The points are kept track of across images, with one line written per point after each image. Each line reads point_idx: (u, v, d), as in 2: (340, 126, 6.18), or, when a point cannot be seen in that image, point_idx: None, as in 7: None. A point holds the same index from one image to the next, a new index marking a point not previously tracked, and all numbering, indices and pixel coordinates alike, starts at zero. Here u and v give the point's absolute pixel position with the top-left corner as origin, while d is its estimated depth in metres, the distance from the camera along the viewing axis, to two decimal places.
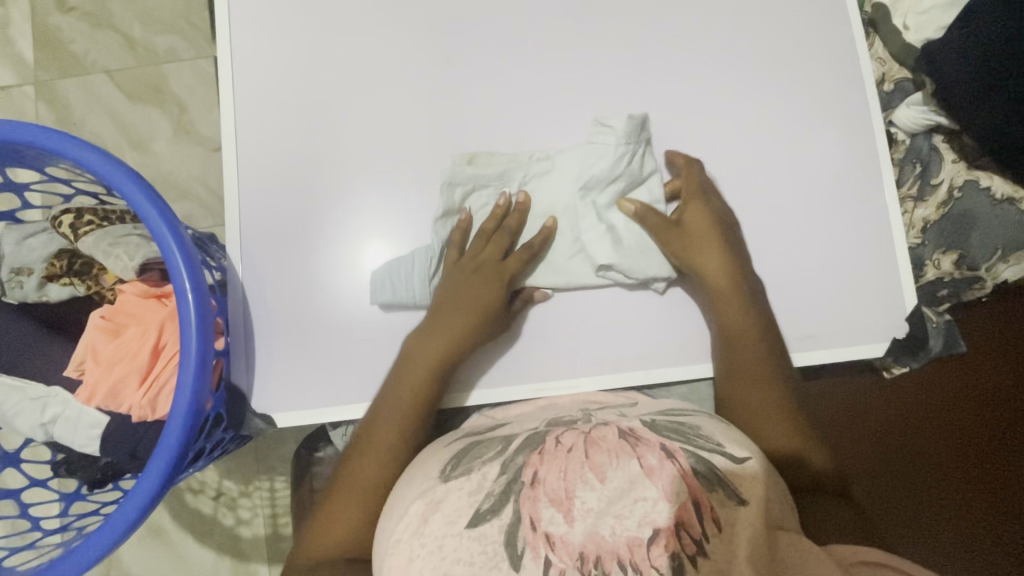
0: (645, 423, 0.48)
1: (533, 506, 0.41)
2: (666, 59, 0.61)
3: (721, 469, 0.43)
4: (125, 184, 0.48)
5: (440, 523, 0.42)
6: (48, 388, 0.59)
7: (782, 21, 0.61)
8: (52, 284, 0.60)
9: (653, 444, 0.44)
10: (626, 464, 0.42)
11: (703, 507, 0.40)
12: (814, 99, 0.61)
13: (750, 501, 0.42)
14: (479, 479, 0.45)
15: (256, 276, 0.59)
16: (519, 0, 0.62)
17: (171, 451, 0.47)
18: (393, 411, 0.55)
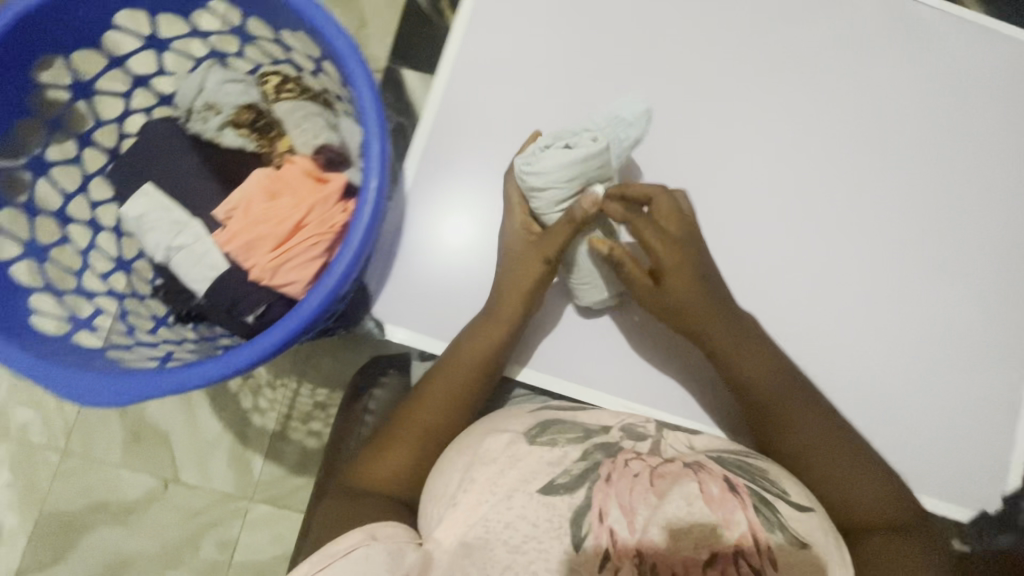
0: (711, 457, 0.51)
1: (604, 499, 0.46)
2: (861, 163, 0.63)
3: (784, 516, 0.46)
4: (359, 76, 0.50)
5: (514, 478, 0.47)
6: (189, 217, 0.63)
7: (978, 174, 0.63)
8: (230, 131, 0.64)
9: (716, 475, 0.48)
10: (689, 486, 0.47)
11: (761, 543, 0.44)
12: (979, 256, 0.62)
13: (818, 545, 0.46)
14: (561, 454, 0.49)
15: (415, 194, 0.62)
16: (745, 57, 0.64)
17: (303, 318, 0.48)
18: (469, 352, 0.57)
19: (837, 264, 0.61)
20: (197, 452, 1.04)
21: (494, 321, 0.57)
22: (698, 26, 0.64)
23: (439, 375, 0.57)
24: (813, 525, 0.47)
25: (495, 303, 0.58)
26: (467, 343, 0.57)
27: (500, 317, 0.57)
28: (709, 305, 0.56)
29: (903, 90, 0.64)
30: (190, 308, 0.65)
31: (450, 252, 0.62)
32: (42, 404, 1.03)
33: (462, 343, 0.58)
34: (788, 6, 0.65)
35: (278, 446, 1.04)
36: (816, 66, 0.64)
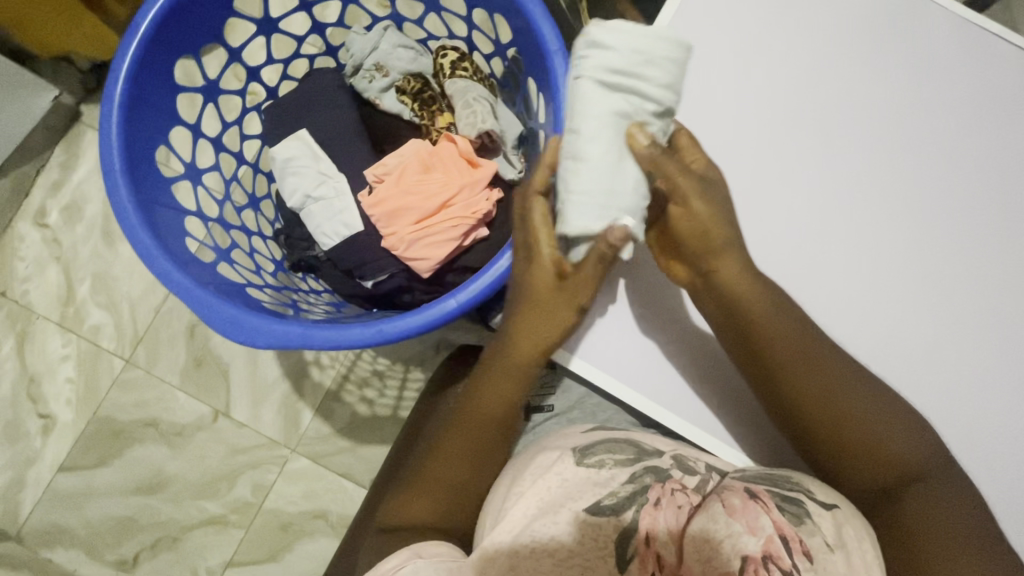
0: (734, 475, 0.47)
1: (650, 524, 0.45)
2: None
3: (811, 512, 0.42)
4: (562, 73, 0.50)
5: (559, 492, 0.46)
6: (335, 171, 0.63)
7: None
8: (393, 95, 0.64)
9: (737, 487, 0.44)
10: (712, 507, 0.43)
11: (791, 543, 0.41)
12: None
13: (849, 547, 0.41)
14: (608, 476, 0.47)
15: None
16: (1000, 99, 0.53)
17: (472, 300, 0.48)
18: (492, 394, 0.52)
19: None
20: (251, 392, 1.05)
21: (519, 362, 0.51)
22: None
23: (457, 425, 0.52)
24: (841, 519, 0.42)
25: (513, 344, 0.51)
26: (485, 397, 0.52)
27: (523, 357, 0.51)
28: (799, 368, 0.46)
29: None
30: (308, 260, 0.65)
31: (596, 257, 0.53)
32: (116, 311, 1.05)
33: (481, 386, 0.52)
34: None
35: (330, 405, 1.04)
36: None
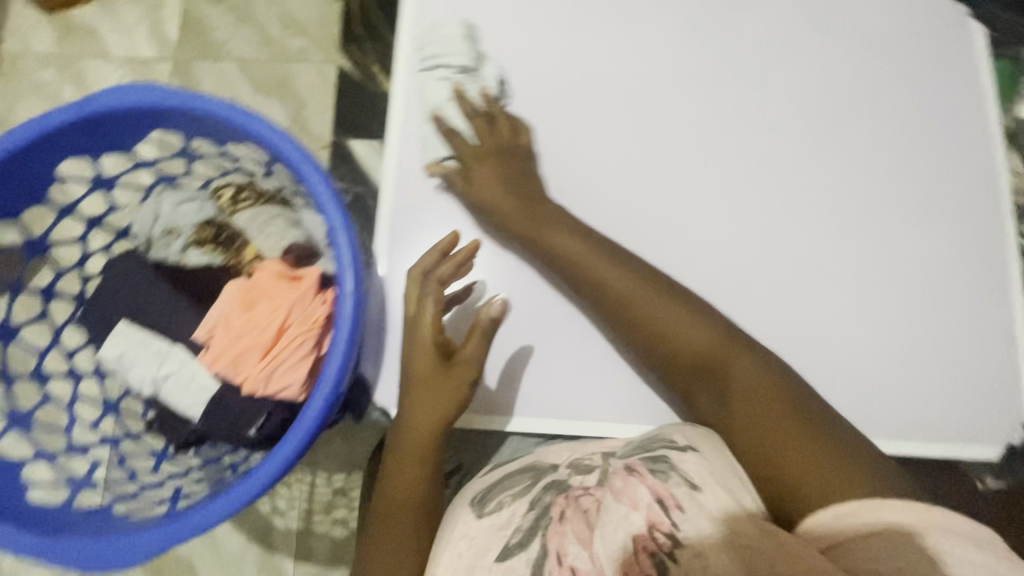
0: (622, 455, 0.51)
1: (560, 540, 0.45)
2: (822, 132, 0.62)
3: (676, 461, 0.46)
4: (314, 175, 0.51)
5: (469, 554, 0.47)
6: (169, 345, 0.62)
7: (930, 121, 0.63)
8: (194, 250, 0.64)
9: (619, 470, 0.48)
10: (605, 496, 0.46)
11: (666, 502, 0.43)
12: (946, 196, 0.61)
13: (706, 484, 0.44)
14: (508, 514, 0.49)
15: (394, 266, 0.58)
16: (688, 51, 0.62)
17: (313, 424, 0.48)
18: (398, 481, 0.52)
19: (814, 239, 0.60)
20: (225, 571, 1.00)
21: (417, 441, 0.52)
22: (638, 34, 0.63)
23: (379, 529, 0.51)
24: (700, 458, 0.46)
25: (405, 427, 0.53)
26: (394, 488, 0.52)
27: (420, 436, 0.52)
28: (625, 288, 0.53)
29: (840, 52, 0.63)
30: (186, 436, 0.62)
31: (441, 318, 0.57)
32: None
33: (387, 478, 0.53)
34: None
35: (307, 544, 1.00)
36: (756, 48, 0.63)
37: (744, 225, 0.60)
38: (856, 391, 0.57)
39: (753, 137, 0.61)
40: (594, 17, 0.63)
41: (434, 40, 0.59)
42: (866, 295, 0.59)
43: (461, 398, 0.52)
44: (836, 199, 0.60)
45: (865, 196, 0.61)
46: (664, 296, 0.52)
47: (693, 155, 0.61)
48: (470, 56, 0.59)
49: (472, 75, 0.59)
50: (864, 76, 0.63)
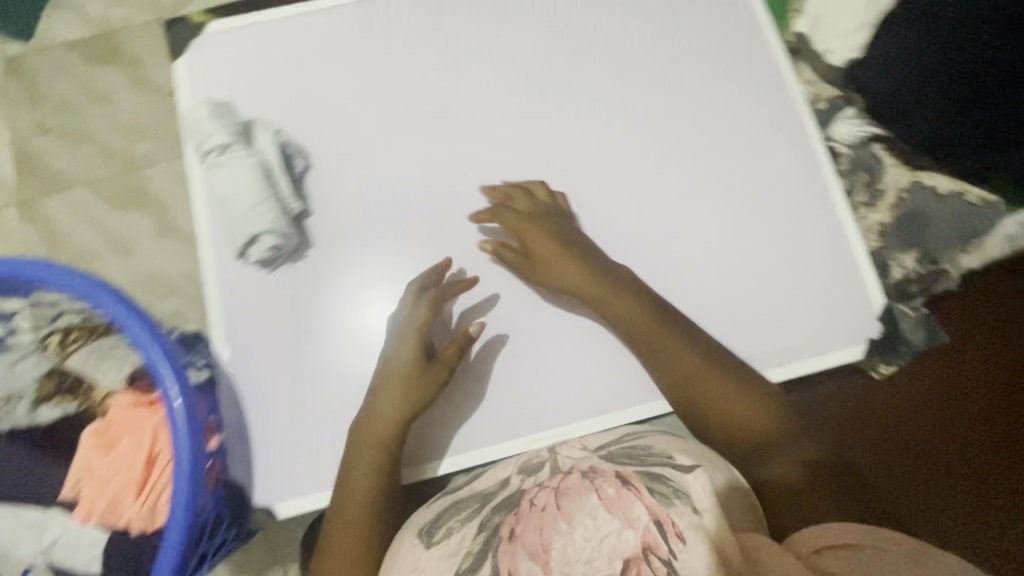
0: (602, 458, 0.50)
1: (512, 559, 0.41)
2: (616, 106, 0.65)
3: (676, 482, 0.42)
4: (109, 302, 0.50)
5: None
6: (45, 511, 0.58)
7: (714, 61, 0.66)
8: (44, 405, 0.61)
9: (609, 476, 0.44)
10: (586, 500, 0.41)
11: (667, 526, 0.38)
12: (747, 125, 0.64)
13: (704, 508, 0.40)
14: (458, 541, 0.45)
15: (240, 360, 0.56)
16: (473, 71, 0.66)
17: (175, 554, 0.46)
18: (356, 486, 0.50)
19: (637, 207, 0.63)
20: None
21: (376, 442, 0.52)
22: (425, 68, 0.65)
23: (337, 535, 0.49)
24: (703, 477, 0.43)
25: (359, 432, 0.52)
26: (351, 495, 0.50)
27: (383, 431, 0.52)
28: (602, 291, 0.56)
29: (611, 29, 0.67)
30: None
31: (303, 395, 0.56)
32: None
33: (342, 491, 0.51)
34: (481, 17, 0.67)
35: None
36: (536, 49, 0.67)
37: (571, 211, 0.62)
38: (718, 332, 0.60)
39: (554, 131, 0.65)
40: (377, 61, 0.65)
41: (195, 132, 0.57)
42: (694, 244, 0.62)
43: (433, 389, 0.53)
44: (647, 162, 0.64)
45: (674, 150, 0.64)
46: (649, 315, 0.54)
47: (506, 164, 0.64)
48: (228, 132, 0.55)
49: (240, 146, 0.55)
50: (636, 45, 0.67)
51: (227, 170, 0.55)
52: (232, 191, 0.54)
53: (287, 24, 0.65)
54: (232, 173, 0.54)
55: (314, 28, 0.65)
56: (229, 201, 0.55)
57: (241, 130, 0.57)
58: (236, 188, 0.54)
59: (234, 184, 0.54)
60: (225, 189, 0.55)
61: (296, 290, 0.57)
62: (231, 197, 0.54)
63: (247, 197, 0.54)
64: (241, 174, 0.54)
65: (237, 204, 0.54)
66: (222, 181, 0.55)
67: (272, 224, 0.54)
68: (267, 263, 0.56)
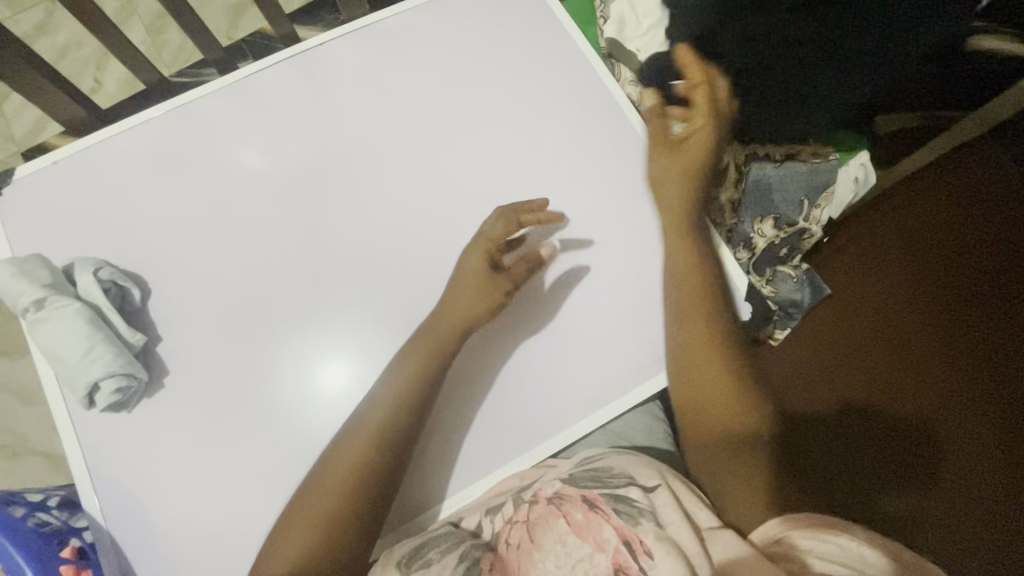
0: (565, 479, 0.53)
1: None
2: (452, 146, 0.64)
3: (640, 500, 0.48)
4: None
5: None
6: None
7: (537, 81, 0.66)
8: None
9: (575, 499, 0.50)
10: (557, 527, 0.48)
11: (634, 544, 0.45)
12: (584, 134, 0.64)
13: (670, 521, 0.46)
14: (440, 570, 0.48)
15: (120, 512, 0.53)
16: (298, 147, 0.63)
17: None
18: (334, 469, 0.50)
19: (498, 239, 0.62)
20: None
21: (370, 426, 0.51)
22: (246, 157, 0.63)
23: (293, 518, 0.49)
24: (665, 494, 0.48)
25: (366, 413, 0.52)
26: (329, 476, 0.50)
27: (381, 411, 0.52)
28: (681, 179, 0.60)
29: (429, 73, 0.66)
30: None
31: (194, 528, 0.53)
32: None
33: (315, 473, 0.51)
34: (295, 91, 0.65)
35: None
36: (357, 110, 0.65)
37: (431, 263, 0.60)
38: (606, 345, 0.59)
39: (397, 185, 0.63)
40: (196, 166, 0.62)
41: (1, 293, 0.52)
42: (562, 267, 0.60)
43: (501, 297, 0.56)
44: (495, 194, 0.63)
45: (519, 176, 0.63)
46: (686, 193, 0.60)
47: (355, 231, 0.61)
48: (40, 285, 0.52)
49: (60, 295, 0.52)
50: (459, 85, 0.66)
51: (51, 327, 0.51)
52: (63, 346, 0.51)
53: (93, 151, 0.62)
54: (55, 329, 0.51)
55: (124, 145, 0.62)
56: (62, 356, 0.51)
57: (59, 277, 0.53)
58: (64, 342, 0.51)
59: (61, 338, 0.51)
60: (54, 345, 0.51)
61: (163, 422, 0.55)
62: (62, 352, 0.51)
63: (79, 347, 0.51)
64: (67, 326, 0.51)
65: (70, 357, 0.51)
66: (48, 338, 0.51)
67: (109, 367, 0.51)
68: (120, 404, 0.54)
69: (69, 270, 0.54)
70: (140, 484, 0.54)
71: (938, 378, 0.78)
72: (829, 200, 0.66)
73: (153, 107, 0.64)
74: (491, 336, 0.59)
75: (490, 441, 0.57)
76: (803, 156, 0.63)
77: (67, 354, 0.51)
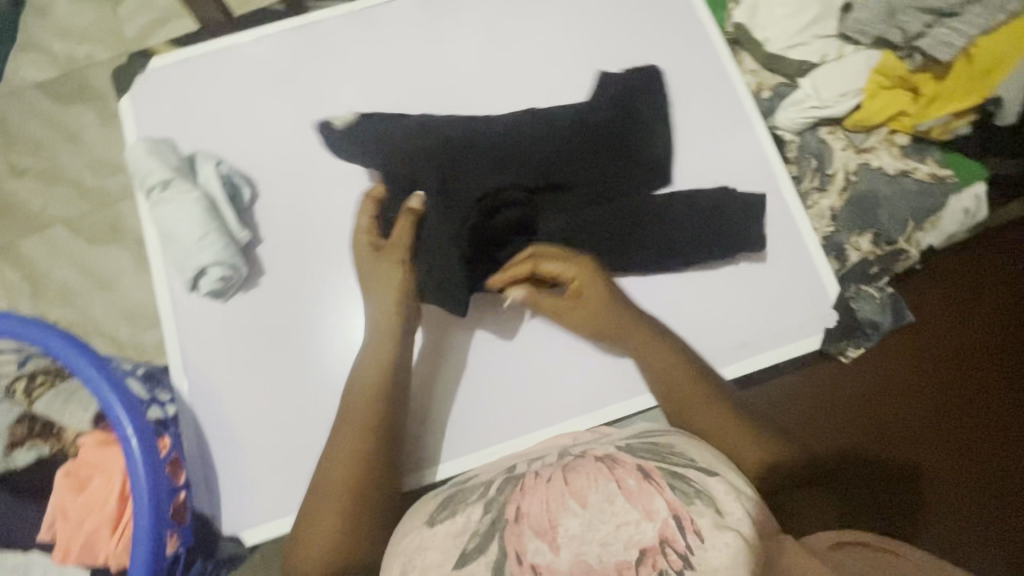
0: (619, 447, 0.49)
1: (518, 539, 0.42)
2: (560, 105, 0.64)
3: (697, 483, 0.44)
4: (61, 347, 0.51)
5: (431, 561, 0.44)
6: (28, 550, 0.60)
7: (656, 54, 0.65)
8: (18, 449, 0.62)
9: (630, 466, 0.45)
10: (605, 486, 0.43)
11: (683, 520, 0.41)
12: (696, 114, 0.63)
13: (726, 513, 0.42)
14: (466, 520, 0.46)
15: (203, 392, 0.57)
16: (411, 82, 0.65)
17: None
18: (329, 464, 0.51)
19: None
20: None
21: (352, 423, 0.52)
22: (359, 84, 0.64)
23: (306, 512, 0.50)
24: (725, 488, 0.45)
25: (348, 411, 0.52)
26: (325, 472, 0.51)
27: (354, 410, 0.52)
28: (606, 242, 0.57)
29: (549, 30, 0.66)
30: None
31: (268, 419, 0.56)
32: None
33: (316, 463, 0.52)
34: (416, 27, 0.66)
35: None
36: (471, 55, 0.65)
37: None
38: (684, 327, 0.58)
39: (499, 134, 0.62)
40: (312, 89, 0.64)
41: (133, 170, 0.56)
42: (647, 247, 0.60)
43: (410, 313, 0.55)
44: None
45: None
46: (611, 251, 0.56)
47: None
48: (170, 167, 0.55)
49: (183, 180, 0.55)
50: (576, 51, 0.66)
51: (171, 209, 0.54)
52: (177, 227, 0.54)
53: (222, 55, 0.64)
54: (174, 211, 0.54)
55: (249, 53, 0.65)
56: (175, 238, 0.55)
57: (185, 165, 0.57)
58: (180, 225, 0.54)
59: (177, 221, 0.54)
60: (170, 226, 0.55)
61: (251, 318, 0.58)
62: (176, 234, 0.55)
63: (192, 232, 0.54)
64: (184, 211, 0.54)
65: (183, 240, 0.54)
66: (167, 218, 0.55)
67: (218, 255, 0.54)
68: (219, 293, 0.57)
69: (193, 160, 0.57)
70: (219, 375, 0.57)
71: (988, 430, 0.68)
72: (936, 224, 0.63)
73: (281, 21, 0.66)
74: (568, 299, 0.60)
75: (555, 398, 0.59)
76: (916, 175, 0.62)
77: (180, 237, 0.55)
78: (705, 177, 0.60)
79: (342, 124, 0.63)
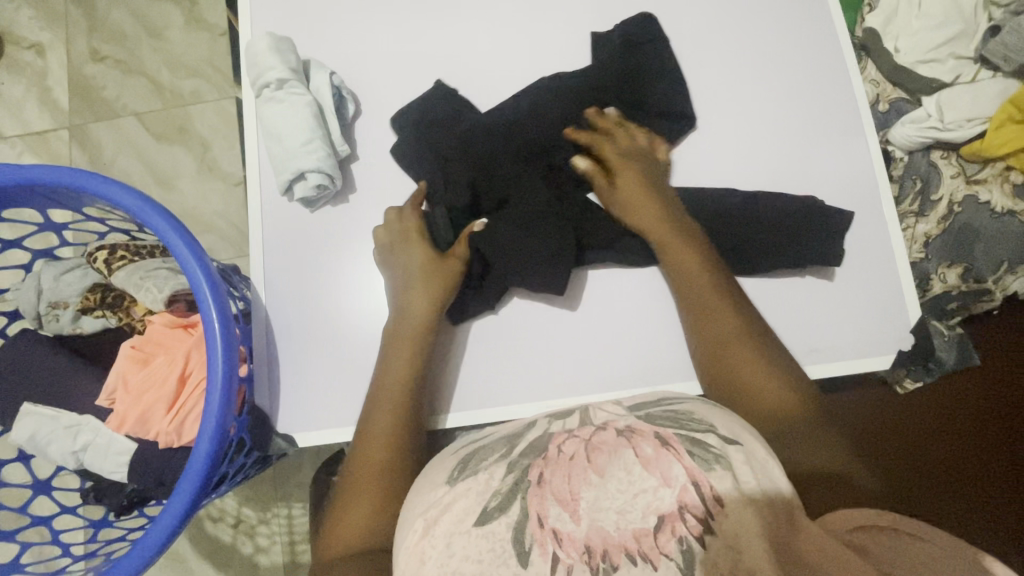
0: (638, 416, 0.40)
1: (540, 503, 0.36)
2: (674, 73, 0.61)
3: (718, 449, 0.36)
4: (156, 220, 0.51)
5: (447, 522, 0.37)
6: (80, 417, 0.62)
7: (784, 38, 0.61)
8: (87, 317, 0.64)
9: (648, 435, 0.37)
10: (623, 456, 0.36)
11: (704, 488, 0.34)
12: (812, 110, 0.60)
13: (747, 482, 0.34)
14: (484, 478, 0.39)
15: (278, 296, 0.58)
16: (524, 21, 0.62)
17: (199, 474, 0.48)
18: (374, 436, 0.49)
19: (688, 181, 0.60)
20: None
21: (390, 395, 0.51)
22: (470, 13, 0.62)
23: (353, 482, 0.48)
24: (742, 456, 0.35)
25: (386, 383, 0.51)
26: (368, 444, 0.49)
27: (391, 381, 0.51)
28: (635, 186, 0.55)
29: None
30: (126, 498, 0.63)
31: (338, 332, 0.57)
32: None
33: (361, 432, 0.50)
34: None
35: None
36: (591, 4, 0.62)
37: None
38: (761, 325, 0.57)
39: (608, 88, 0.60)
40: (419, 14, 0.62)
41: (252, 63, 0.56)
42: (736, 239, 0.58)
43: (697, 241, 0.54)
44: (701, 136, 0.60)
45: (730, 127, 0.60)
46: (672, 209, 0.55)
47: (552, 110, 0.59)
48: (288, 67, 0.56)
49: (298, 84, 0.56)
50: (698, 26, 0.62)
51: (281, 109, 0.55)
52: (285, 128, 0.55)
53: None
54: (284, 112, 0.55)
55: None
56: (280, 139, 0.55)
57: (301, 69, 0.57)
58: (288, 127, 0.55)
59: (286, 121, 0.55)
60: (276, 125, 0.55)
61: (333, 231, 0.58)
62: (281, 135, 0.55)
63: (298, 135, 0.55)
64: (294, 113, 0.55)
65: (286, 143, 0.55)
66: (275, 117, 0.55)
67: (319, 163, 0.54)
68: (309, 201, 0.57)
69: (309, 66, 0.58)
70: (294, 281, 0.58)
71: (997, 478, 0.68)
72: None
73: None
74: (647, 275, 0.57)
75: (614, 365, 0.56)
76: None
77: (284, 139, 0.55)
78: (809, 177, 0.59)
79: (450, 53, 0.61)
